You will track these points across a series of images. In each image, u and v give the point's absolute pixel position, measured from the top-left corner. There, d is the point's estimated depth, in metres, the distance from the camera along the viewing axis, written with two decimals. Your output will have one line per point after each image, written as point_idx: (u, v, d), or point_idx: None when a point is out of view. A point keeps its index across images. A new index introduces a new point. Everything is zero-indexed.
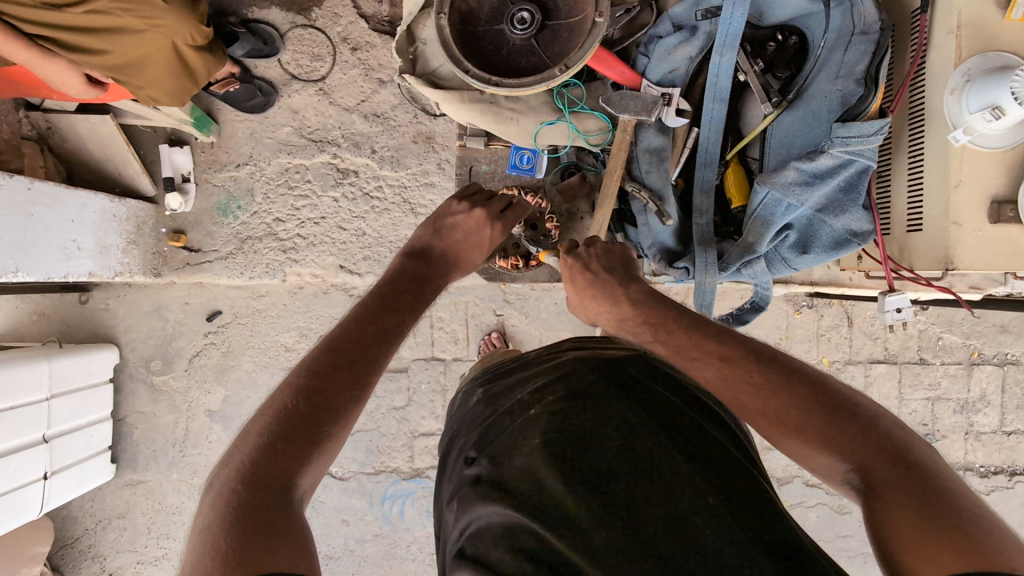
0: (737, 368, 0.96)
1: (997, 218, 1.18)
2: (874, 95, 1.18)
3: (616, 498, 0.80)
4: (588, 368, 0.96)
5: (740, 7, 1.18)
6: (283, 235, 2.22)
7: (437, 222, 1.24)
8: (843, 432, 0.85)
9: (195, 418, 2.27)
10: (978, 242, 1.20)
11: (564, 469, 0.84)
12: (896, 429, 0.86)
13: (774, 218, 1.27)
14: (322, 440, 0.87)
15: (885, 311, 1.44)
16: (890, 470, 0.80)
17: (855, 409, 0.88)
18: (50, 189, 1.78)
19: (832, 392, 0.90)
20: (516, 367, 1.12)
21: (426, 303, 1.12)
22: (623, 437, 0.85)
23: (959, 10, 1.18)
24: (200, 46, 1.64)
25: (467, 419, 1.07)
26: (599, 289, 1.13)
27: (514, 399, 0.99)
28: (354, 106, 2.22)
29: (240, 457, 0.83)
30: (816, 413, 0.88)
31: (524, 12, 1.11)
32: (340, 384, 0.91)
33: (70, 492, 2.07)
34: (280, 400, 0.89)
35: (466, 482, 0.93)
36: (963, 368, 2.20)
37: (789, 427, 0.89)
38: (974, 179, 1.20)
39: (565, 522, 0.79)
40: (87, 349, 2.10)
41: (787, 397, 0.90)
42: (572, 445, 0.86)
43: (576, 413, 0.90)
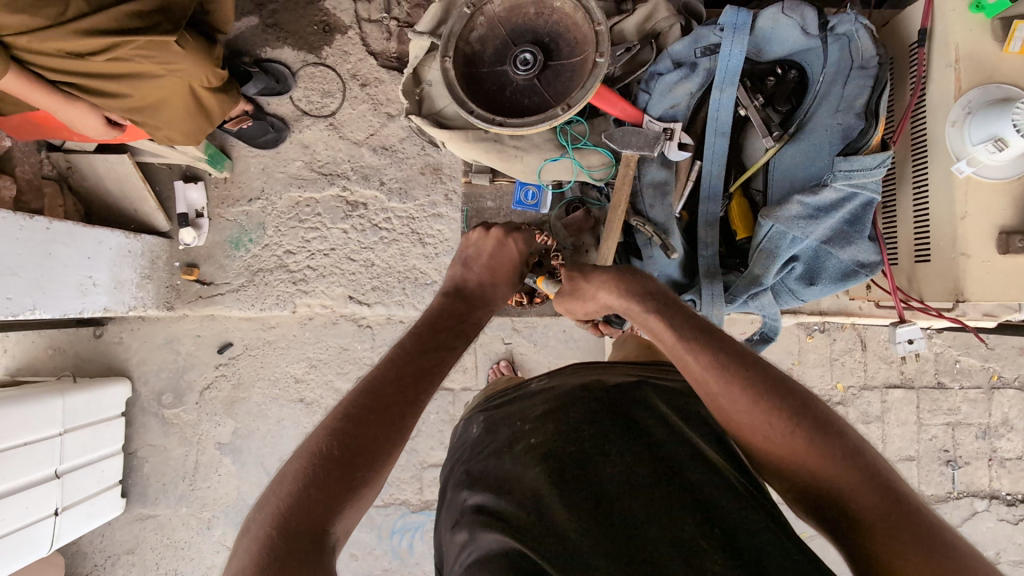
0: (726, 367, 0.91)
1: (1006, 249, 1.16)
2: (875, 129, 1.19)
3: (624, 525, 0.79)
4: (592, 394, 0.96)
5: (739, 45, 1.23)
6: (293, 267, 2.25)
7: (463, 256, 1.32)
8: (826, 451, 0.84)
9: (205, 451, 2.27)
10: (988, 273, 1.19)
11: (570, 496, 0.83)
12: (874, 451, 0.86)
13: (779, 250, 1.26)
14: (357, 486, 0.86)
15: (897, 342, 1.43)
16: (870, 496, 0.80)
17: (844, 432, 0.86)
18: (68, 228, 1.83)
19: (815, 408, 0.88)
20: (518, 394, 1.11)
21: (464, 342, 1.14)
22: (627, 461, 0.85)
23: (956, 44, 1.20)
24: (216, 88, 1.71)
25: (467, 448, 1.06)
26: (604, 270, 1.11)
27: (515, 428, 0.99)
28: (363, 140, 2.27)
29: (277, 501, 0.82)
30: (809, 434, 0.85)
31: (527, 53, 1.14)
32: (378, 428, 0.91)
33: (80, 528, 2.07)
34: (315, 441, 0.89)
35: (467, 510, 0.92)
36: (982, 392, 2.15)
37: (771, 441, 0.87)
38: (980, 210, 1.18)
39: (571, 556, 0.77)
40: (100, 384, 2.12)
41: (772, 408, 0.87)
42: (583, 477, 0.85)
43: (592, 442, 0.88)
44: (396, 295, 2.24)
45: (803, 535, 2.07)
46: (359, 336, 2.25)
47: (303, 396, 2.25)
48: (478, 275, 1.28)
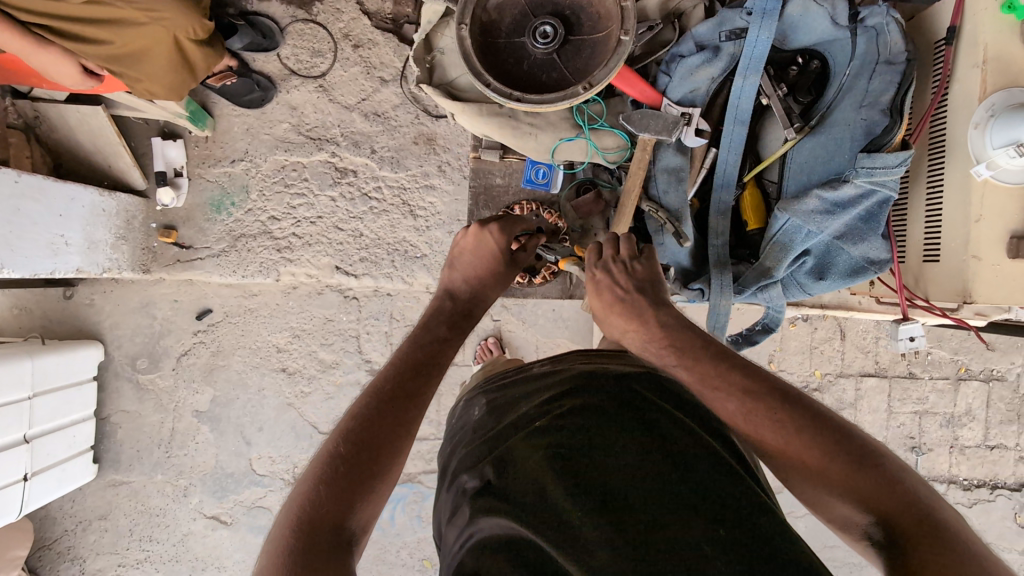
0: (757, 402, 0.93)
1: (1016, 253, 1.19)
2: (899, 127, 1.18)
3: (630, 515, 0.78)
4: (596, 382, 0.98)
5: (766, 31, 1.20)
6: (278, 234, 2.18)
7: (451, 259, 1.28)
8: (867, 480, 0.84)
9: (181, 418, 2.22)
10: (997, 276, 1.21)
11: (577, 483, 0.83)
12: (917, 481, 0.85)
13: (793, 244, 1.27)
14: (370, 481, 0.87)
15: (899, 340, 1.46)
16: (916, 525, 0.79)
17: (879, 459, 0.86)
18: (37, 182, 1.72)
19: (853, 437, 0.88)
20: (522, 377, 1.12)
21: (459, 334, 1.14)
22: (634, 451, 0.86)
23: (985, 45, 1.20)
24: (200, 40, 1.58)
25: (469, 430, 1.07)
26: (627, 308, 1.09)
27: (521, 412, 1.00)
28: (355, 104, 2.18)
29: (294, 502, 0.84)
30: (840, 459, 0.86)
31: (547, 26, 1.08)
32: (385, 423, 0.92)
33: (50, 493, 2.01)
34: (328, 443, 0.90)
35: (467, 493, 0.93)
36: (950, 383, 2.25)
37: (808, 473, 0.88)
38: (993, 214, 1.21)
39: (574, 542, 0.77)
40: (71, 347, 2.04)
41: (809, 438, 0.88)
42: (585, 465, 0.85)
43: (592, 430, 0.89)
44: (385, 267, 2.19)
45: None
46: (344, 307, 2.21)
47: (286, 365, 2.20)
48: (467, 270, 1.24)
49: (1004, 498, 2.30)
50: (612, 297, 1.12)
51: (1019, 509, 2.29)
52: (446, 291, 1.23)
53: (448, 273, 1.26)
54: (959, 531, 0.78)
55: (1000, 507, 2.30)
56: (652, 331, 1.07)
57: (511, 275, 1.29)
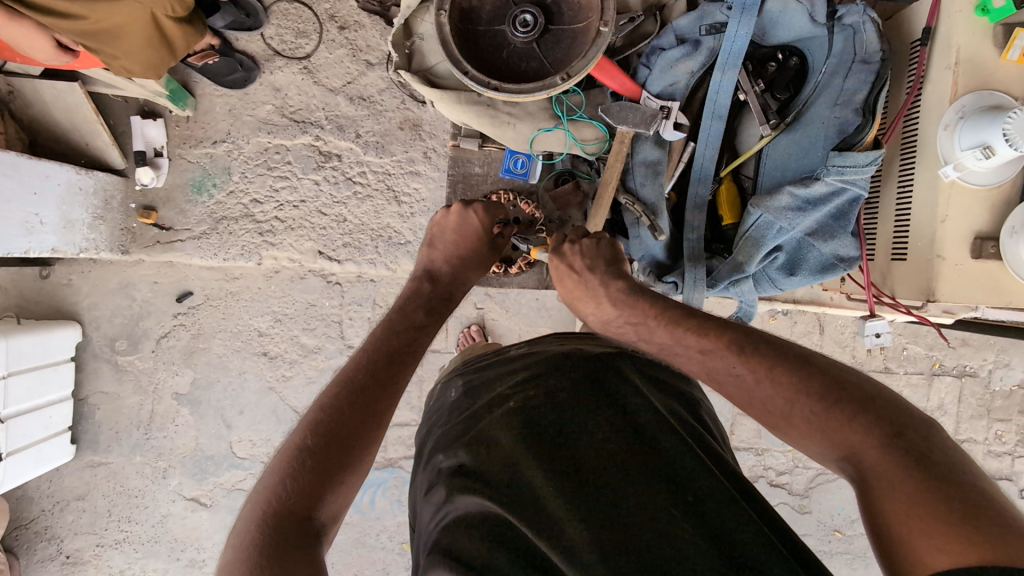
0: (717, 359, 0.98)
1: (979, 254, 1.22)
2: (871, 126, 1.20)
3: (601, 494, 0.82)
4: (570, 362, 0.99)
5: (745, 27, 1.20)
6: (260, 217, 2.15)
7: (429, 238, 1.30)
8: (828, 417, 0.85)
9: (161, 401, 2.21)
10: (959, 276, 1.23)
11: (548, 467, 0.86)
12: (885, 404, 0.84)
13: (765, 239, 1.28)
14: (340, 471, 0.88)
15: (865, 336, 1.49)
16: (881, 456, 0.79)
17: (840, 391, 0.87)
18: (10, 160, 1.68)
19: (815, 374, 0.90)
20: (497, 359, 1.12)
21: (435, 321, 1.16)
22: (603, 432, 0.88)
23: (958, 47, 1.21)
24: (179, 18, 1.56)
25: (445, 412, 1.07)
26: (582, 290, 1.16)
27: (496, 392, 1.01)
28: (340, 87, 2.15)
29: (261, 497, 0.84)
30: (800, 401, 0.89)
31: (527, 14, 1.08)
32: (355, 413, 0.93)
33: (26, 474, 2.00)
34: (296, 436, 0.91)
35: (443, 472, 0.94)
36: (923, 378, 2.29)
37: (778, 419, 0.92)
38: (960, 215, 1.22)
39: (551, 526, 0.80)
40: (48, 327, 2.01)
41: (772, 385, 0.92)
42: (557, 447, 0.88)
43: (565, 410, 0.91)
44: (368, 252, 2.18)
45: None
46: (327, 292, 2.20)
47: (267, 349, 2.20)
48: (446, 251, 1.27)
49: None
50: (570, 279, 1.18)
51: None
52: (428, 272, 1.25)
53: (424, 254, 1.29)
54: (928, 453, 0.77)
55: None
56: (606, 311, 1.13)
57: (491, 255, 1.31)
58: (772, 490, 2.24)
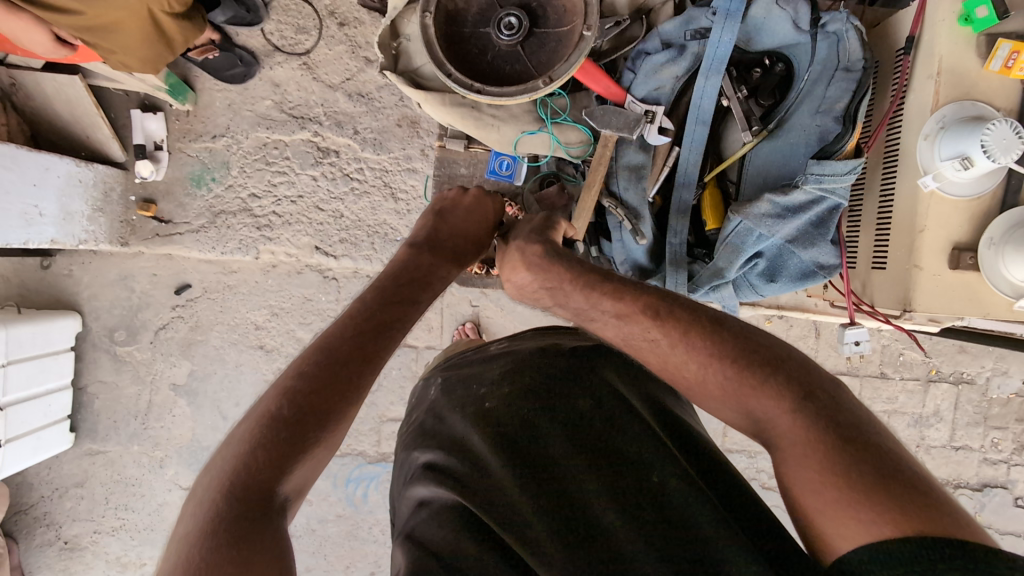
0: (633, 325, 1.00)
1: (957, 264, 1.21)
2: (851, 134, 1.20)
3: (566, 490, 0.85)
4: (547, 357, 1.01)
5: (729, 32, 1.20)
6: (258, 212, 2.17)
7: (437, 209, 1.32)
8: (743, 383, 0.89)
9: (159, 391, 2.23)
10: (936, 286, 1.23)
11: (516, 463, 0.88)
12: (792, 366, 0.89)
13: (744, 246, 1.28)
14: (310, 446, 0.90)
15: (844, 343, 1.47)
16: (790, 419, 0.84)
17: (755, 356, 0.91)
18: (9, 152, 1.71)
19: (729, 340, 0.94)
20: (480, 353, 1.14)
21: (430, 295, 1.18)
22: (572, 428, 0.91)
23: (941, 57, 1.20)
24: (176, 13, 1.56)
25: (424, 406, 1.09)
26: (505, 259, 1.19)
27: (471, 388, 1.03)
28: (339, 84, 2.17)
29: (224, 465, 0.86)
30: (714, 367, 0.92)
31: (512, 17, 1.09)
32: (334, 388, 0.95)
33: (25, 460, 2.03)
34: (266, 405, 0.92)
35: (417, 468, 0.96)
36: (920, 384, 2.28)
37: (692, 385, 0.95)
38: (938, 225, 1.22)
39: (517, 521, 0.83)
40: (47, 316, 2.04)
41: (688, 353, 0.95)
42: (526, 440, 0.91)
43: (536, 406, 0.94)
44: (365, 248, 2.20)
45: None
46: (323, 287, 2.21)
47: (264, 343, 2.22)
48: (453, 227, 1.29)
49: (964, 498, 2.33)
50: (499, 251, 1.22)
51: (981, 509, 2.34)
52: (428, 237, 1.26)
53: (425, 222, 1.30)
54: (835, 415, 0.83)
55: None
56: (522, 275, 1.14)
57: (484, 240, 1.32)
58: (764, 493, 2.23)
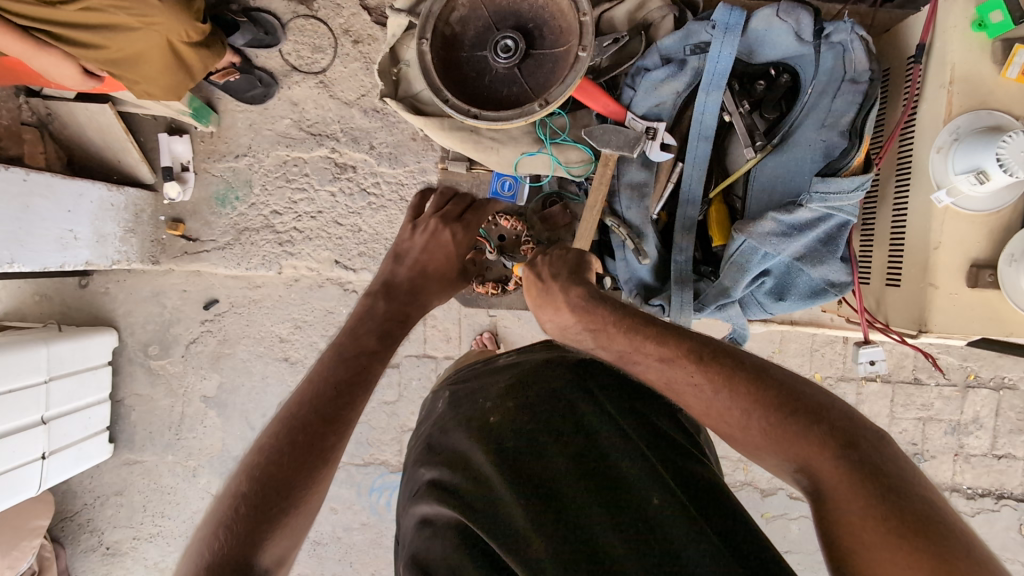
0: (677, 369, 0.96)
1: (975, 283, 1.17)
2: (857, 149, 1.16)
3: (565, 505, 0.84)
4: (550, 372, 1.01)
5: (729, 46, 1.19)
6: (280, 228, 2.23)
7: (396, 251, 1.33)
8: (786, 430, 0.86)
9: (191, 403, 2.32)
10: (954, 304, 1.19)
11: (518, 479, 0.87)
12: (834, 412, 0.86)
13: (750, 265, 1.25)
14: (279, 516, 0.90)
15: (859, 363, 1.45)
16: (834, 470, 0.80)
17: (798, 400, 0.88)
18: (45, 180, 1.81)
19: (770, 382, 0.91)
20: (486, 368, 1.13)
21: (391, 344, 1.16)
22: (576, 445, 0.90)
23: (954, 64, 1.16)
24: (195, 42, 1.63)
25: (433, 421, 1.09)
26: (541, 296, 1.11)
27: (476, 403, 1.03)
28: (355, 100, 2.21)
29: (198, 551, 0.86)
30: (757, 413, 0.89)
31: (508, 40, 1.09)
32: (296, 455, 0.95)
33: (68, 470, 2.13)
34: (234, 485, 0.93)
35: (423, 484, 0.97)
36: (957, 390, 2.17)
37: (731, 430, 0.92)
38: (954, 242, 1.18)
39: (514, 537, 0.82)
40: (86, 334, 2.14)
41: (730, 398, 0.91)
42: (527, 454, 0.90)
43: (535, 422, 0.94)
44: None
45: (764, 516, 2.16)
46: (344, 300, 2.26)
47: (288, 355, 2.27)
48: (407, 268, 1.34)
49: (1009, 509, 2.22)
50: (535, 287, 1.14)
51: None
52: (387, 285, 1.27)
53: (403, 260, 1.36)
54: (880, 466, 0.79)
55: (1004, 518, 2.22)
56: (565, 317, 1.08)
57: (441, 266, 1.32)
58: (792, 503, 2.17)
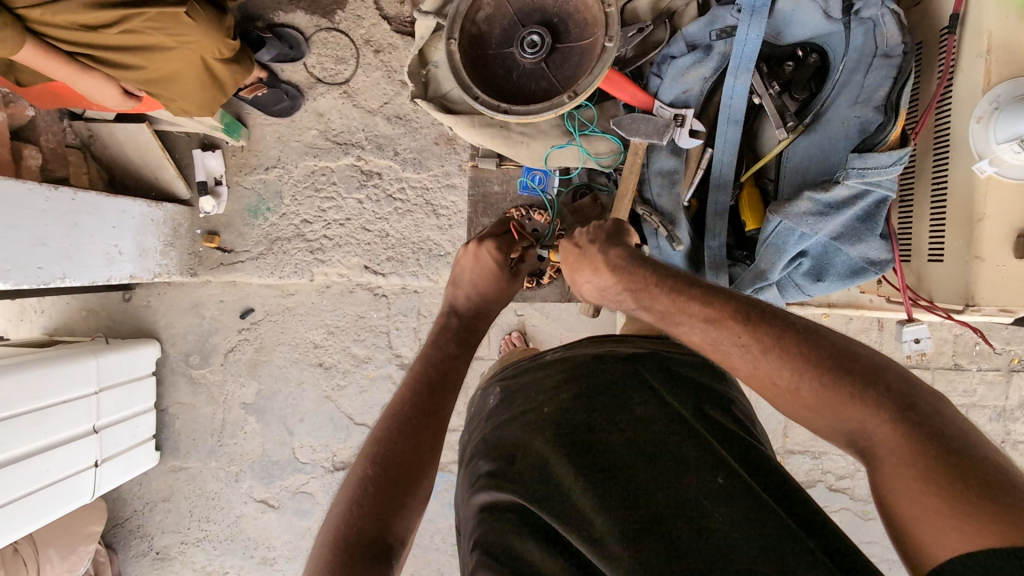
0: (721, 330, 0.96)
1: (1023, 252, 1.14)
2: (894, 123, 1.15)
3: (626, 482, 0.85)
4: (604, 364, 1.01)
5: (756, 28, 1.18)
6: (310, 237, 2.29)
7: (457, 274, 1.34)
8: (840, 392, 0.85)
9: (231, 410, 2.38)
10: (1002, 276, 1.17)
11: (578, 462, 0.88)
12: (889, 373, 0.85)
13: (786, 246, 1.26)
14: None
15: (903, 342, 1.41)
16: (891, 432, 0.80)
17: (852, 361, 0.87)
18: (92, 198, 1.87)
19: (822, 341, 0.90)
20: (534, 365, 1.12)
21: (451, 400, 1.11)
22: (632, 431, 0.90)
23: (990, 32, 1.14)
24: (227, 59, 1.68)
25: (485, 417, 1.10)
26: (580, 258, 1.15)
27: (529, 395, 1.03)
28: (378, 108, 2.26)
29: None
30: (808, 374, 0.88)
31: (535, 35, 1.12)
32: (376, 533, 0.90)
33: (119, 477, 2.20)
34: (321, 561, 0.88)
35: (480, 476, 0.97)
36: (1001, 375, 2.11)
37: (779, 391, 0.91)
38: (999, 212, 1.16)
39: (579, 520, 0.83)
40: (131, 345, 2.22)
41: (778, 360, 0.91)
42: (582, 439, 0.91)
43: (590, 411, 0.94)
44: (411, 265, 2.27)
45: None
46: (374, 305, 2.30)
47: (322, 360, 2.32)
48: (475, 269, 1.32)
49: None
50: (572, 252, 1.18)
51: None
52: (452, 308, 1.30)
53: (473, 256, 1.33)
54: (940, 425, 0.78)
55: None
56: (603, 277, 1.11)
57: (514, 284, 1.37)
58: (832, 495, 2.13)
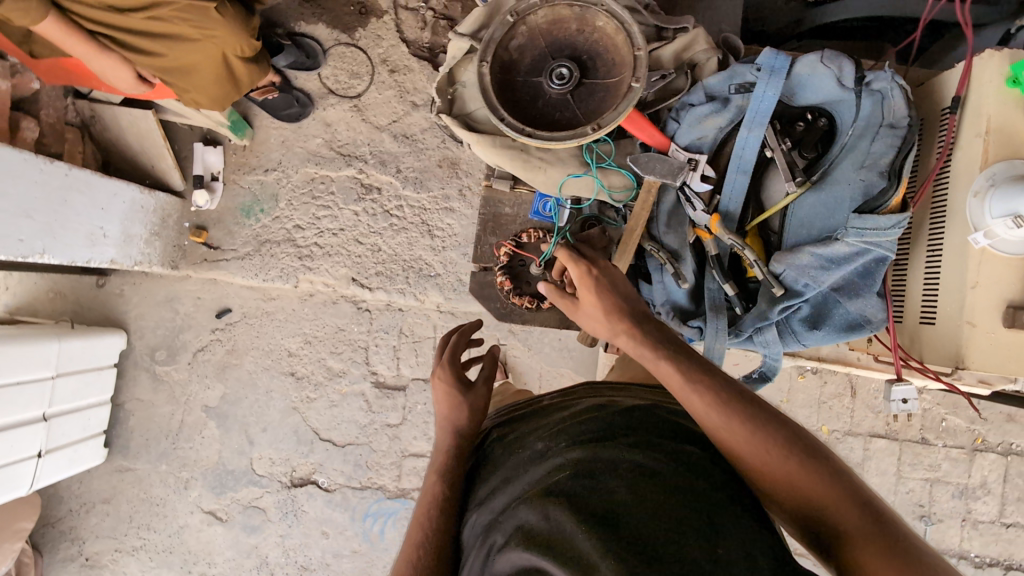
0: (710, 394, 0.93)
1: (1011, 323, 1.20)
2: (896, 189, 1.23)
3: (630, 519, 0.73)
4: (605, 410, 0.97)
5: (774, 88, 1.27)
6: (301, 242, 2.26)
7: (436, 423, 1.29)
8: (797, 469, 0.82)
9: (191, 412, 2.28)
10: (991, 344, 1.22)
11: (574, 498, 0.77)
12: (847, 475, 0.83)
13: (786, 293, 1.31)
14: None
15: (891, 401, 1.47)
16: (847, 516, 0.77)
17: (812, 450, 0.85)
18: (85, 176, 1.83)
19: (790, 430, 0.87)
20: (532, 412, 1.13)
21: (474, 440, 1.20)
22: (636, 466, 0.80)
23: (989, 116, 1.23)
24: (248, 57, 1.69)
25: (484, 466, 1.08)
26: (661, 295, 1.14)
27: (529, 445, 0.98)
28: (385, 125, 2.28)
29: None
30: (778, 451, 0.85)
31: (563, 69, 1.18)
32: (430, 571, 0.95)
33: (60, 472, 2.06)
34: None
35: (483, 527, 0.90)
36: (965, 453, 2.15)
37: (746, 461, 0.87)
38: (991, 282, 1.22)
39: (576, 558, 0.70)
40: (97, 332, 2.12)
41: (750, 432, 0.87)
42: (579, 476, 0.81)
43: (589, 446, 0.86)
44: (399, 282, 2.26)
45: None
46: (356, 318, 2.26)
47: (294, 370, 2.26)
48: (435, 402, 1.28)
49: None
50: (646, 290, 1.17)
51: None
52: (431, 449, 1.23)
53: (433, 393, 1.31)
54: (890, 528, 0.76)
55: None
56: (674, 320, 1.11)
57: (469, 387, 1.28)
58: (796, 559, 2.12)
